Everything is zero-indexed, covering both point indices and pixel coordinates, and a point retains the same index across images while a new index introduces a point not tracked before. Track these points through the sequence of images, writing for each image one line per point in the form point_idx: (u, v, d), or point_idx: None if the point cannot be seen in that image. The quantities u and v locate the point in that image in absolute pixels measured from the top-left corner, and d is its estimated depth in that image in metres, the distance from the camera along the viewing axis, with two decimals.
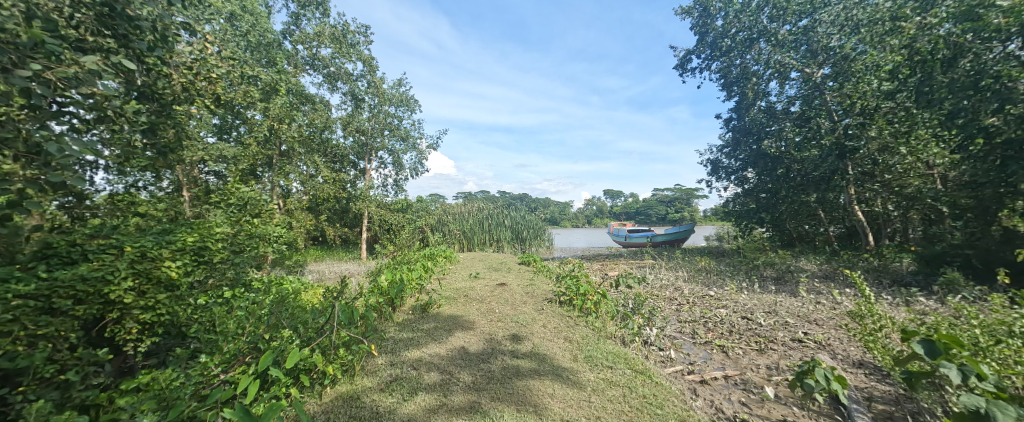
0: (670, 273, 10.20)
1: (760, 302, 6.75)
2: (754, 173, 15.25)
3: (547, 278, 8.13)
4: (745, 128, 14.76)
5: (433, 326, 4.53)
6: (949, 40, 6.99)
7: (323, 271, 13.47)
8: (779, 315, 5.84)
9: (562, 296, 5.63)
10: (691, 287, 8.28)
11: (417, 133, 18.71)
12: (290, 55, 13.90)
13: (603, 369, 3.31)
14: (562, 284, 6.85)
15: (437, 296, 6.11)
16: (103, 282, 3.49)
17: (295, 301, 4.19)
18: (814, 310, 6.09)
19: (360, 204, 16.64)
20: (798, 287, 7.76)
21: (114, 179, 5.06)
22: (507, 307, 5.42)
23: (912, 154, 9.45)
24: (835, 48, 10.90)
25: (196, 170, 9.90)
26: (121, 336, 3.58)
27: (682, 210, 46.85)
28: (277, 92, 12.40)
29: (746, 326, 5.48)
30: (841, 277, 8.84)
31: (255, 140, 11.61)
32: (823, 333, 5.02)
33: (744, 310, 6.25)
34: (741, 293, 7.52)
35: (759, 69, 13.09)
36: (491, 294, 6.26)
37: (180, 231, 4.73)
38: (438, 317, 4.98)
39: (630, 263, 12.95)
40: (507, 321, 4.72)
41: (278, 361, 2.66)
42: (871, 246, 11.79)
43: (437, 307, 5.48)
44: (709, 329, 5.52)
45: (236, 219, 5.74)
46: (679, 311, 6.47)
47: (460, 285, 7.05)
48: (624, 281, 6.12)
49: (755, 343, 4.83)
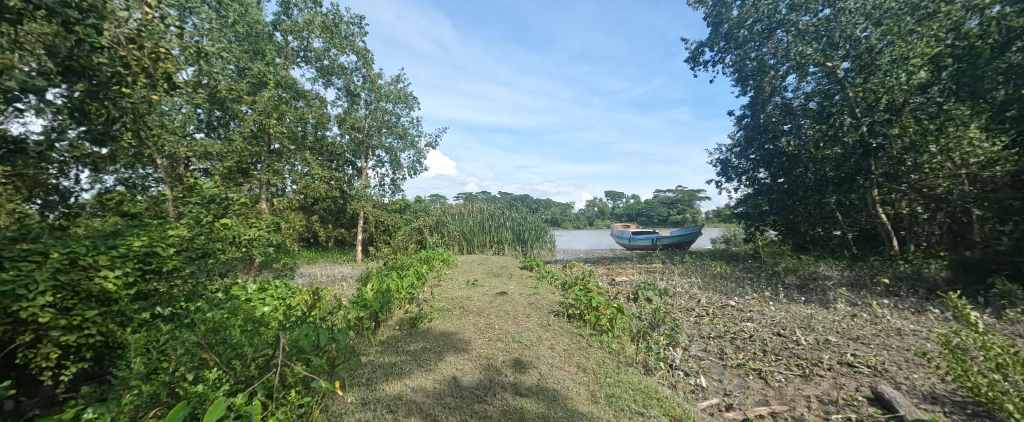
0: (682, 278, 9.52)
1: (790, 314, 6.06)
2: (767, 174, 14.53)
3: (551, 285, 7.48)
4: (758, 126, 14.04)
5: (421, 347, 3.88)
6: (1002, 23, 6.36)
7: (316, 274, 12.89)
8: (817, 332, 5.16)
9: (571, 309, 4.96)
10: (707, 296, 7.58)
11: (416, 130, 18.05)
12: (282, 47, 13.23)
13: (632, 418, 2.62)
14: (569, 293, 6.20)
15: (429, 307, 5.43)
16: (12, 298, 2.80)
17: (257, 322, 3.51)
18: (854, 326, 5.41)
19: (355, 204, 15.99)
20: (829, 297, 7.06)
21: (97, 178, 4.82)
22: (508, 322, 4.75)
23: (944, 152, 8.82)
24: (860, 39, 10.26)
25: (180, 166, 9.46)
26: (36, 363, 2.90)
27: (685, 211, 46.18)
28: (266, 85, 11.81)
29: (780, 344, 4.83)
30: (870, 286, 8.15)
31: (243, 136, 10.97)
32: (875, 356, 4.35)
33: (773, 324, 5.59)
34: (766, 303, 6.85)
35: (776, 63, 12.42)
36: (490, 305, 5.60)
37: (128, 234, 4.07)
38: (429, 335, 4.31)
39: (637, 268, 12.32)
40: (509, 339, 4.08)
41: (197, 416, 1.99)
42: (894, 251, 11.11)
43: (428, 322, 4.81)
44: (738, 347, 4.86)
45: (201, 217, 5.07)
46: (699, 325, 5.79)
47: (456, 294, 6.37)
48: (641, 292, 5.33)
49: (797, 368, 4.16)
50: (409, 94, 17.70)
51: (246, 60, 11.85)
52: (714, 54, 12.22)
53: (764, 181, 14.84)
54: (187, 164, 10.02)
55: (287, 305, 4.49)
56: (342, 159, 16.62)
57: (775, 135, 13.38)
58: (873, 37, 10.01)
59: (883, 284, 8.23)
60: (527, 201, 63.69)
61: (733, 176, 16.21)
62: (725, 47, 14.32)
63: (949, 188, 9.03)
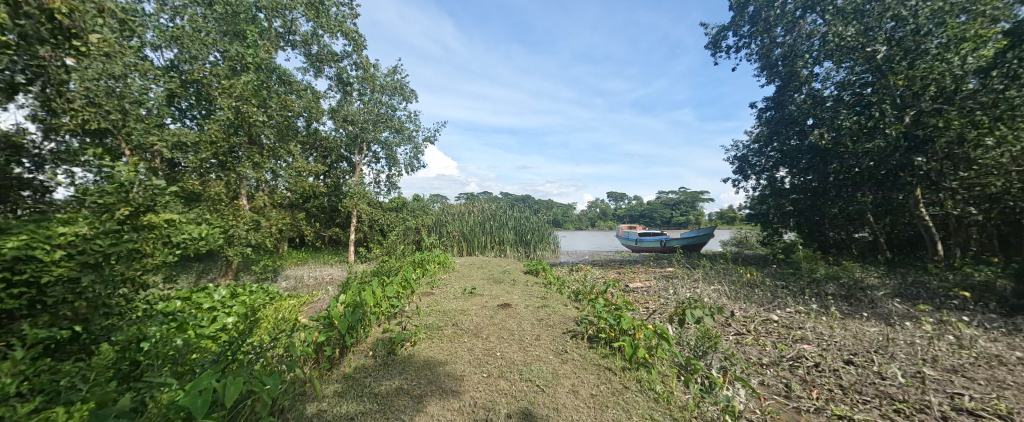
0: (708, 286, 8.42)
1: (856, 335, 5.00)
2: (788, 172, 13.49)
3: (562, 295, 6.40)
4: (784, 119, 12.98)
5: (395, 389, 2.86)
6: None
7: (302, 277, 11.90)
8: (902, 360, 4.12)
9: (593, 331, 3.93)
10: (743, 308, 6.52)
11: (412, 124, 17.01)
12: (267, 30, 12.21)
13: None
14: (587, 306, 5.13)
15: (413, 326, 4.37)
16: None
17: (159, 373, 2.42)
18: (944, 350, 4.37)
19: (348, 202, 14.80)
20: (892, 313, 5.97)
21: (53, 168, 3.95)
22: (512, 346, 3.72)
23: (1002, 146, 7.85)
24: (906, 19, 9.29)
25: (162, 160, 9.89)
26: None
27: (689, 212, 45.13)
28: (246, 69, 10.78)
29: (858, 377, 3.80)
30: (928, 298, 7.08)
31: (219, 125, 9.89)
32: (998, 399, 3.32)
33: (839, 348, 4.56)
34: (819, 320, 5.77)
35: (808, 48, 11.33)
36: (491, 321, 4.54)
37: (14, 230, 2.96)
38: (409, 368, 3.27)
39: (651, 272, 11.28)
40: (514, 376, 3.07)
41: None
42: (938, 257, 10.06)
43: (410, 346, 3.78)
44: (806, 381, 3.82)
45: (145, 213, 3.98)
46: (744, 347, 4.76)
47: (451, 305, 5.34)
48: (689, 312, 3.81)
49: (898, 416, 3.15)
50: (406, 86, 16.66)
51: (225, 42, 10.82)
52: (738, 39, 11.22)
53: (785, 179, 13.78)
54: (171, 160, 10.17)
55: (229, 335, 3.37)
56: (334, 154, 15.61)
57: (802, 128, 12.32)
58: (922, 17, 8.98)
59: (941, 296, 7.20)
60: (528, 201, 62.90)
61: (750, 175, 15.14)
62: (750, 32, 13.23)
63: (1008, 186, 8.03)
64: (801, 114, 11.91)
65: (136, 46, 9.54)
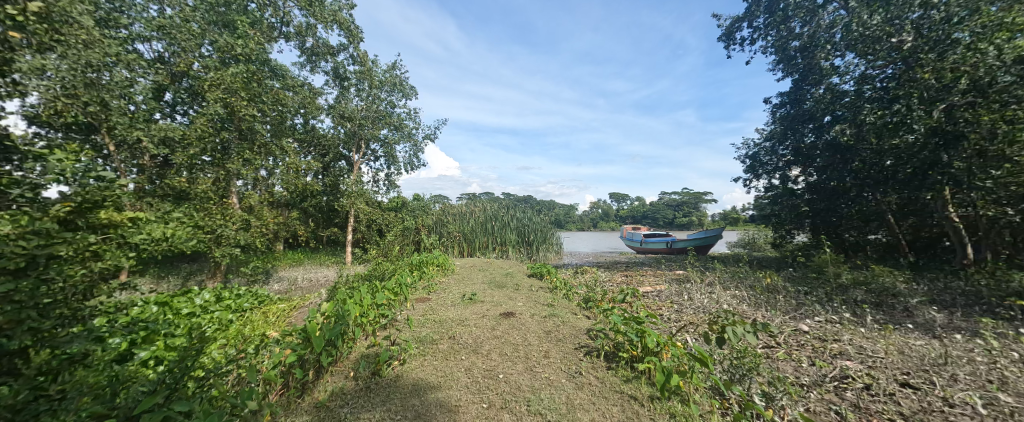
0: (725, 290, 7.88)
1: (903, 349, 4.45)
2: (803, 171, 12.92)
3: (571, 302, 5.85)
4: (801, 114, 12.44)
5: None
6: None
7: (296, 278, 11.44)
8: (965, 381, 3.58)
9: (613, 349, 3.40)
10: (767, 317, 5.98)
11: (413, 122, 16.49)
12: (260, 22, 11.74)
13: None
14: (600, 316, 4.61)
15: (404, 339, 3.83)
16: None
17: (71, 409, 1.91)
18: (1012, 369, 3.81)
19: (345, 201, 14.24)
20: (935, 323, 5.41)
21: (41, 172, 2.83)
22: (518, 366, 3.20)
23: None
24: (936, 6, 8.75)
25: (149, 157, 9.43)
26: None
27: (693, 214, 44.47)
28: (238, 61, 10.31)
29: (921, 404, 3.28)
30: (967, 307, 6.52)
31: (208, 119, 9.38)
32: None
33: (885, 365, 4.03)
34: (855, 331, 5.22)
35: (828, 39, 10.80)
36: (493, 334, 4.00)
37: None
38: (395, 395, 2.74)
39: (659, 275, 10.75)
40: (521, 408, 2.57)
41: None
42: (968, 260, 9.49)
43: (399, 365, 3.23)
44: (859, 407, 3.30)
45: (113, 208, 3.39)
46: (777, 363, 4.23)
47: (448, 314, 4.81)
48: (730, 330, 3.20)
49: None
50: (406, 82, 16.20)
51: (214, 33, 10.32)
52: (753, 29, 10.69)
53: (799, 178, 13.21)
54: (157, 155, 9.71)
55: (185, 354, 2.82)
56: (331, 152, 15.14)
57: (820, 124, 11.76)
58: (953, 4, 8.52)
59: (982, 304, 6.62)
60: (529, 202, 62.58)
61: (762, 174, 14.55)
62: (765, 24, 12.71)
63: None
64: (819, 110, 11.34)
65: (123, 37, 9.10)
